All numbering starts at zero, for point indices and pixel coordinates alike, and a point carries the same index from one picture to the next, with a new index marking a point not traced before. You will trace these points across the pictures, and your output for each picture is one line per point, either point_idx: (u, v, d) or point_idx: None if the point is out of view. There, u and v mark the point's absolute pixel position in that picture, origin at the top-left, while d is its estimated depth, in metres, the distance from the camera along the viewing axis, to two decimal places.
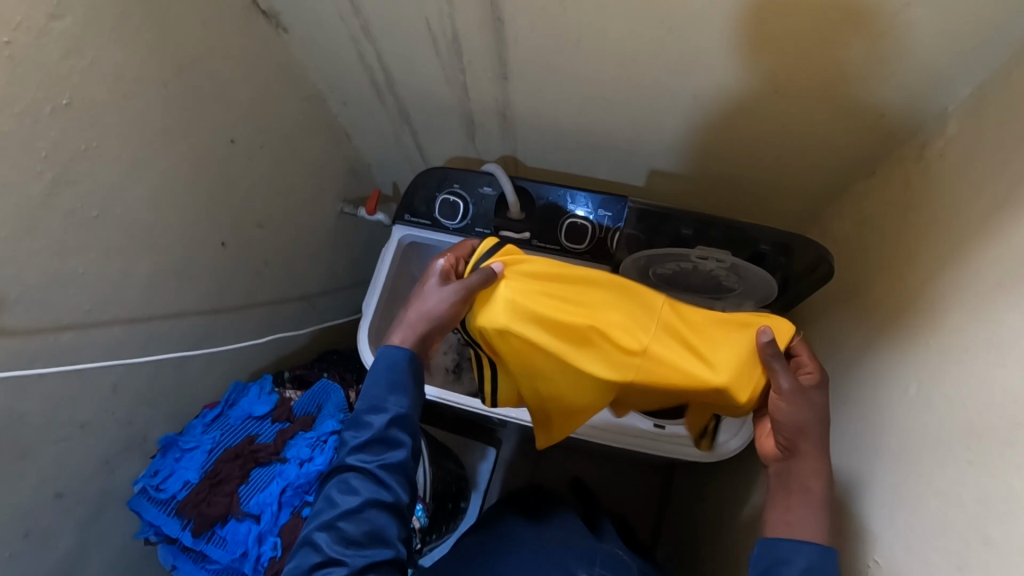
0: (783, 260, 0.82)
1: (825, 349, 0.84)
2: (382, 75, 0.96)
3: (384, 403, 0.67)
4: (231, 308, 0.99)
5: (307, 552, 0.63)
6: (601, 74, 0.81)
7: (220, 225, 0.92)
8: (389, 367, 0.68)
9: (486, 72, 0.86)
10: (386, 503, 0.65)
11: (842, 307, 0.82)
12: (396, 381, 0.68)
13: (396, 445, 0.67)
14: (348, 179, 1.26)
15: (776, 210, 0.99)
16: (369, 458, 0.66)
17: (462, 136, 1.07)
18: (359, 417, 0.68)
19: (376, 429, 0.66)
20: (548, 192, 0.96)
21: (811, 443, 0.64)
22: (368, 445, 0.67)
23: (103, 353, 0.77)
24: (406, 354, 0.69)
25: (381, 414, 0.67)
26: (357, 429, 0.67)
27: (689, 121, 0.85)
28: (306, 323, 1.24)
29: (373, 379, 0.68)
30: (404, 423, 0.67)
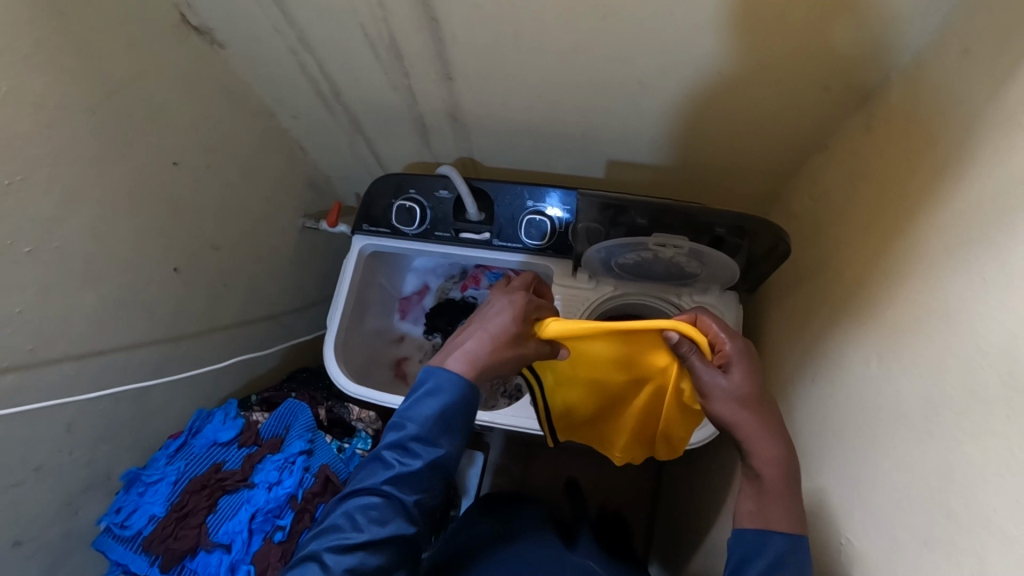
0: (744, 243, 0.80)
1: (790, 327, 0.84)
2: (327, 86, 0.94)
3: (442, 435, 0.65)
4: (192, 334, 0.97)
5: (313, 569, 0.61)
6: (546, 69, 0.80)
7: (170, 250, 0.90)
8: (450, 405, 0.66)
9: (429, 75, 0.85)
10: (405, 538, 0.64)
11: (803, 285, 0.82)
12: (451, 420, 0.66)
13: (431, 484, 0.67)
14: (307, 193, 1.23)
15: (736, 192, 0.99)
16: (406, 493, 0.65)
17: (416, 140, 1.05)
18: (406, 443, 0.66)
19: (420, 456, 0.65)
20: (505, 191, 0.96)
21: (744, 432, 0.63)
22: (407, 478, 0.65)
23: (51, 393, 0.74)
24: (469, 390, 0.66)
25: (430, 438, 0.65)
26: (396, 453, 0.65)
27: (639, 109, 0.84)
28: (275, 342, 1.21)
29: (430, 414, 0.65)
30: (445, 463, 0.66)
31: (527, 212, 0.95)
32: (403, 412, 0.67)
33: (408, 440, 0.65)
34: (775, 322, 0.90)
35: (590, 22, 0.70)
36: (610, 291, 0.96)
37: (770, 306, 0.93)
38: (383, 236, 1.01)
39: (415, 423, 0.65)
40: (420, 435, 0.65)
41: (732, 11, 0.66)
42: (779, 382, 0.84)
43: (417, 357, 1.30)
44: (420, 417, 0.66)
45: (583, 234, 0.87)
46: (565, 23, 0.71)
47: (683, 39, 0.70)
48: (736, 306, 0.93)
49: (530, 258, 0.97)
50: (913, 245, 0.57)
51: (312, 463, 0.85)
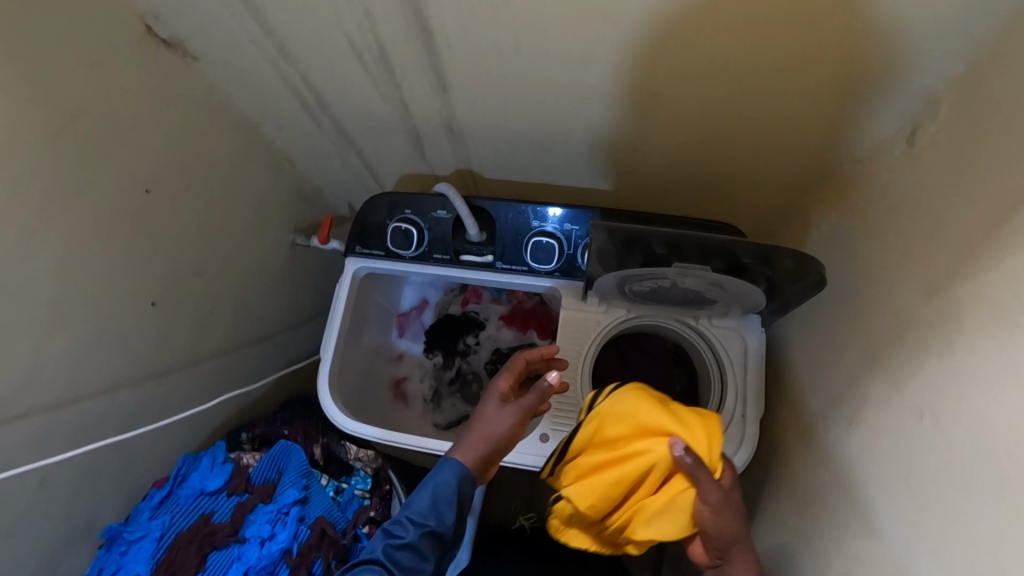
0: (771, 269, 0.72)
1: (818, 357, 0.78)
2: (311, 98, 0.86)
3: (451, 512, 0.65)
4: (176, 369, 0.90)
5: None
6: (553, 78, 0.72)
7: (148, 282, 0.83)
8: (444, 480, 0.65)
9: (424, 86, 0.77)
10: None
11: (832, 311, 0.75)
12: (447, 496, 0.65)
13: (425, 558, 0.65)
14: (297, 207, 1.16)
15: (756, 204, 0.92)
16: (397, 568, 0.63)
17: (411, 153, 0.97)
18: (401, 518, 0.66)
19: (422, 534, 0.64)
20: (508, 210, 0.89)
21: (739, 543, 0.66)
22: (399, 554, 0.64)
23: (19, 451, 0.68)
24: (464, 472, 0.66)
25: (438, 514, 0.64)
26: (397, 533, 0.65)
27: (655, 120, 0.77)
28: (269, 367, 1.15)
29: (424, 488, 0.65)
30: (437, 538, 0.65)
31: (533, 232, 0.88)
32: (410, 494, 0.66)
33: (410, 522, 0.64)
34: (799, 347, 0.84)
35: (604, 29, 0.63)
36: (623, 315, 0.90)
37: (793, 329, 0.86)
38: (379, 258, 0.94)
39: (423, 498, 0.65)
40: (429, 511, 0.64)
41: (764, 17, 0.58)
42: (806, 416, 0.78)
43: (417, 376, 1.24)
44: (418, 495, 0.65)
45: (594, 256, 0.78)
46: (576, 30, 0.63)
47: (707, 46, 0.63)
48: (758, 329, 0.87)
49: (537, 280, 0.90)
50: (972, 287, 0.51)
51: (307, 514, 0.79)
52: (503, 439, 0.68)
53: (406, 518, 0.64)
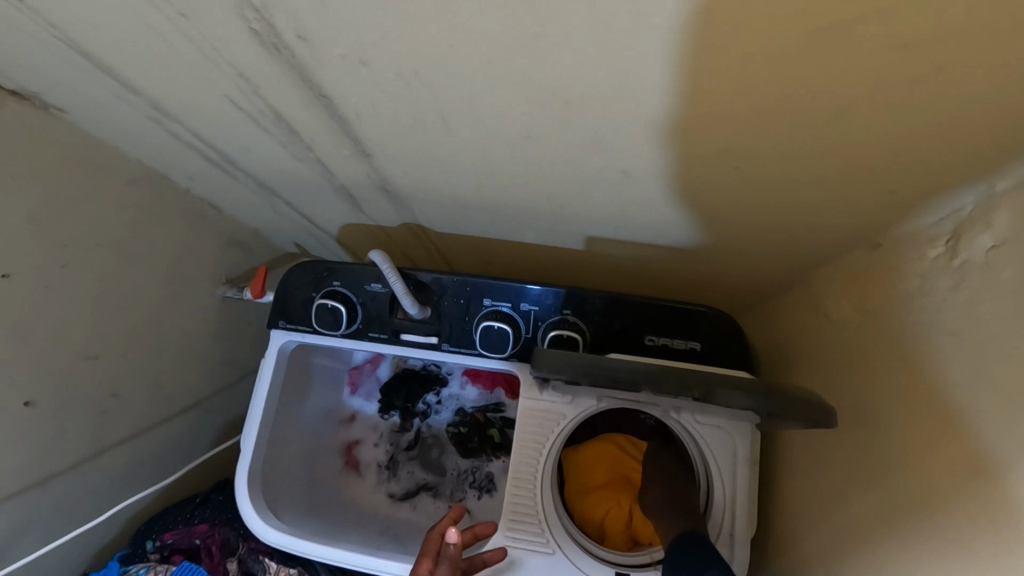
0: (767, 403, 0.53)
1: (825, 481, 0.64)
2: (215, 155, 0.71)
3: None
4: (64, 471, 0.77)
5: None
6: (494, 149, 0.57)
7: (20, 381, 0.69)
8: None
9: (340, 150, 0.62)
10: None
11: (842, 429, 0.62)
12: None
13: None
14: (228, 255, 1.01)
15: (751, 275, 0.77)
16: None
17: (345, 208, 0.82)
18: None
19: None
20: (455, 284, 0.75)
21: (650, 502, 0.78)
22: None
23: None
24: None
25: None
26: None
27: (626, 195, 0.62)
28: (199, 437, 1.02)
29: None
30: None
31: (484, 312, 0.74)
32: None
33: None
34: (799, 457, 0.70)
35: (550, 104, 0.48)
36: (591, 406, 0.77)
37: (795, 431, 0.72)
38: (307, 334, 0.80)
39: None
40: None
41: (763, 98, 0.43)
42: (807, 549, 0.65)
43: (371, 440, 1.11)
44: None
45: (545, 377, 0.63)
46: (515, 103, 0.48)
47: (685, 126, 0.48)
48: (751, 430, 0.73)
49: (490, 366, 0.76)
50: None
51: None
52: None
53: None
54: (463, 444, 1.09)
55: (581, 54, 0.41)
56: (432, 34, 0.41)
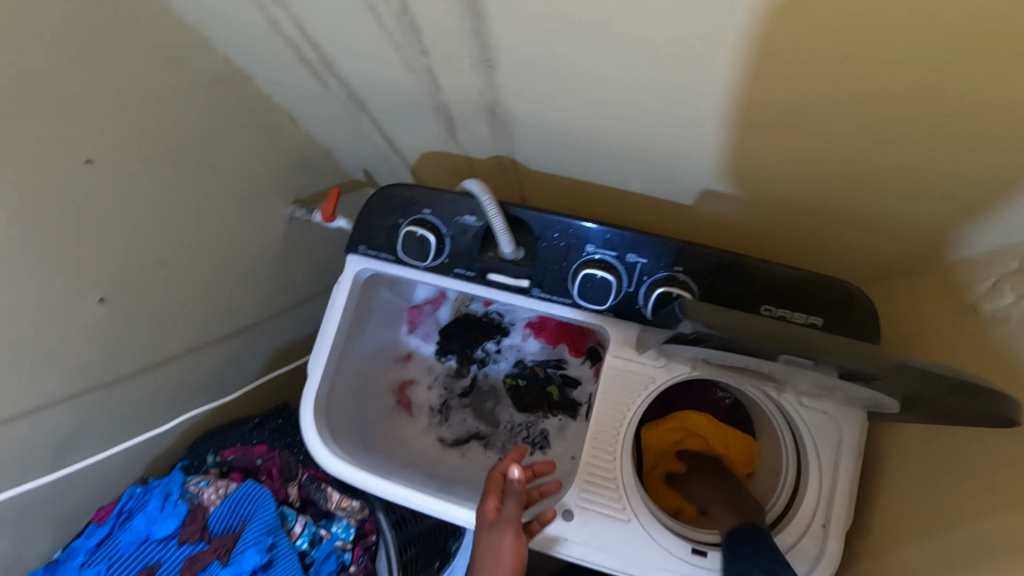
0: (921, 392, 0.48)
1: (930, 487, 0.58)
2: (313, 54, 0.65)
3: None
4: (131, 374, 0.75)
5: None
6: (642, 69, 0.50)
7: (96, 275, 0.65)
8: None
9: (459, 56, 0.56)
10: None
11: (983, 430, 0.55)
12: None
13: None
14: (298, 173, 0.96)
15: (873, 267, 0.69)
16: None
17: (439, 132, 0.76)
18: None
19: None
20: (554, 226, 0.68)
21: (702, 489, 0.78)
22: None
23: None
24: None
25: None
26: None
27: (773, 144, 0.55)
28: (254, 356, 1.00)
29: None
30: None
31: (584, 260, 0.68)
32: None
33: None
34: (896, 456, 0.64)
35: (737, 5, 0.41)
36: (684, 374, 0.71)
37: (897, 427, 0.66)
38: (387, 264, 0.75)
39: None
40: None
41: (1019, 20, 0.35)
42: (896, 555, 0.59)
43: (426, 382, 1.08)
44: None
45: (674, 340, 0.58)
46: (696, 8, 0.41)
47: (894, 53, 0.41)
48: (861, 419, 0.67)
49: (582, 317, 0.71)
50: None
51: None
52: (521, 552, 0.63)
53: None
54: (520, 398, 1.05)
55: None
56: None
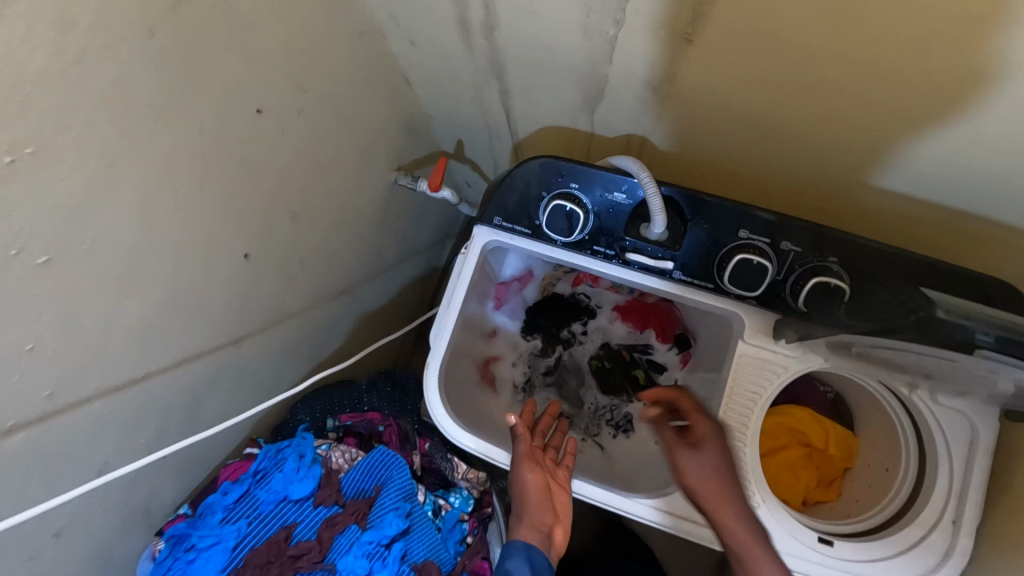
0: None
1: None
2: (480, 15, 0.64)
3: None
4: (257, 331, 0.74)
5: None
6: (860, 57, 0.49)
7: (246, 230, 0.64)
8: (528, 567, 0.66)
9: (658, 28, 0.55)
10: None
11: None
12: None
13: None
14: (404, 139, 0.94)
15: None
16: None
17: (576, 105, 0.75)
18: None
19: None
20: (708, 210, 0.66)
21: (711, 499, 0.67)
22: None
23: (70, 442, 0.52)
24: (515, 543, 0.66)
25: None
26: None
27: (961, 148, 0.54)
28: (343, 322, 0.99)
29: None
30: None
31: (736, 245, 0.66)
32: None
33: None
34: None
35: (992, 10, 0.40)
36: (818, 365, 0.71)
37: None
38: (521, 238, 0.75)
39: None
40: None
41: None
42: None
43: (511, 359, 1.07)
44: None
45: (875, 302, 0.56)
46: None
47: None
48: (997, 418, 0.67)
49: (718, 302, 0.71)
50: None
51: (408, 549, 0.65)
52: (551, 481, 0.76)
53: None
54: (606, 382, 1.05)
55: None
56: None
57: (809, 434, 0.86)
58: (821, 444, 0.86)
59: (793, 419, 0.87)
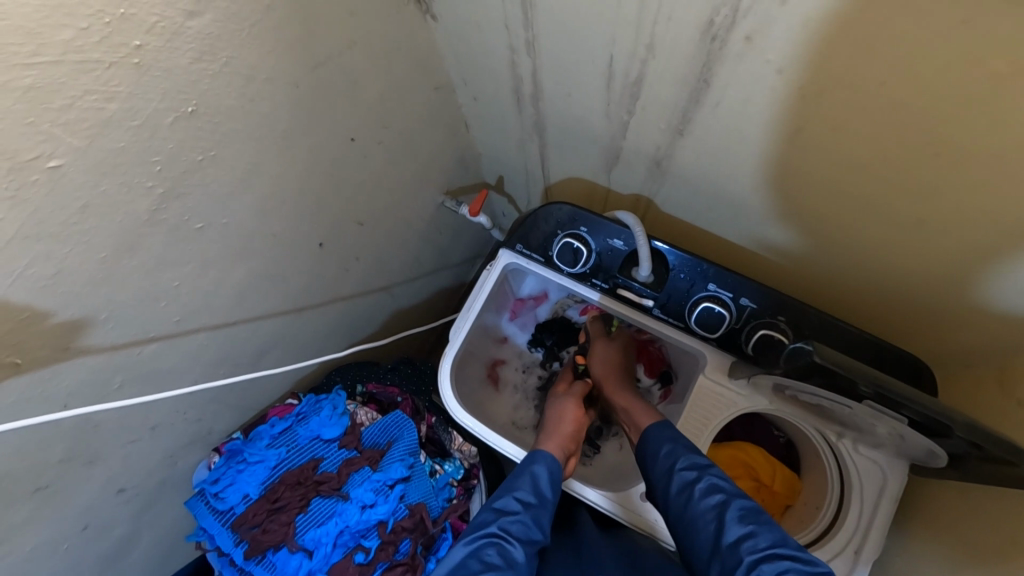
0: (972, 450, 0.64)
1: (955, 541, 0.71)
2: (529, 90, 0.83)
3: (550, 495, 0.76)
4: (316, 304, 0.93)
5: (494, 541, 0.67)
6: (845, 176, 0.65)
7: (323, 225, 0.83)
8: (548, 474, 0.77)
9: (658, 123, 0.74)
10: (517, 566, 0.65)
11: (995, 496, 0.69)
12: (547, 483, 0.77)
13: (532, 537, 0.70)
14: (455, 171, 1.14)
15: (933, 359, 0.82)
16: (515, 532, 0.69)
17: (596, 165, 0.93)
18: (507, 499, 0.73)
19: (538, 522, 0.72)
20: (688, 264, 0.83)
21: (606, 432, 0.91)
22: (516, 525, 0.70)
23: (180, 360, 0.70)
24: (547, 456, 0.79)
25: (668, 482, 0.76)
26: (507, 505, 0.72)
27: (879, 236, 0.71)
28: (379, 312, 1.17)
29: (522, 475, 0.77)
30: (552, 481, 0.77)
31: (705, 294, 0.83)
32: (497, 496, 0.75)
33: (517, 500, 0.73)
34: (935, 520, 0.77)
35: (975, 156, 0.53)
36: (763, 405, 0.84)
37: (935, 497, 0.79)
38: (534, 263, 0.92)
39: (528, 488, 0.75)
40: (532, 494, 0.74)
41: None
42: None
43: (515, 365, 1.24)
44: (527, 483, 0.76)
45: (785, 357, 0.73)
46: (931, 153, 0.56)
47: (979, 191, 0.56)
48: (905, 473, 0.81)
49: (687, 339, 0.87)
50: None
51: (408, 493, 0.80)
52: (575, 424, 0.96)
53: (515, 497, 0.73)
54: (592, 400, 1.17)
55: (987, 116, 0.48)
56: (870, 60, 0.50)
57: (756, 471, 0.99)
58: (767, 479, 0.98)
59: (744, 456, 1.00)
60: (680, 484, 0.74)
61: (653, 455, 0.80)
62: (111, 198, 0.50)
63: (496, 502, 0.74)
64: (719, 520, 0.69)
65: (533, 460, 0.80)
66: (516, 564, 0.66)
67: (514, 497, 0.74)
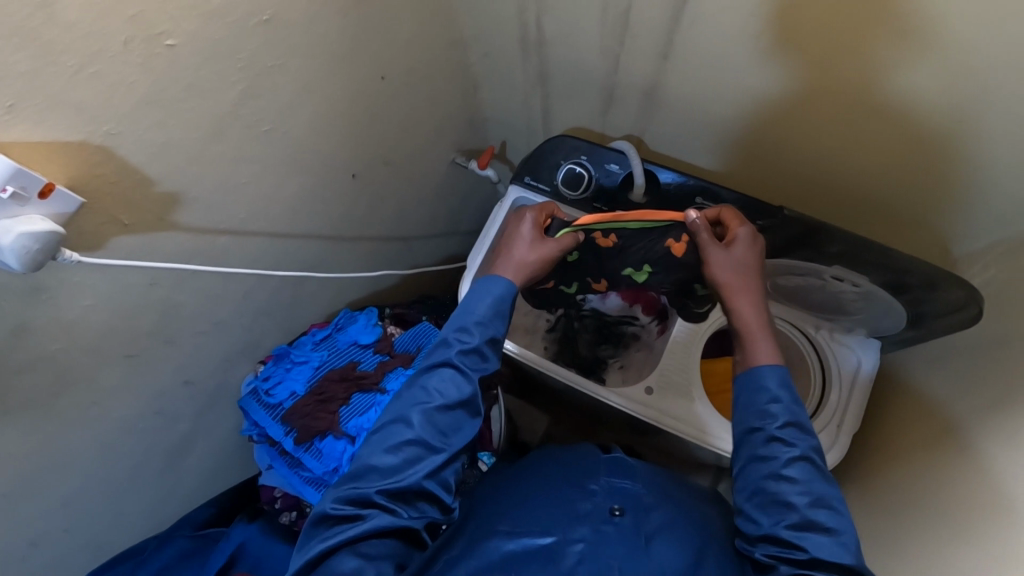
0: (927, 300, 0.78)
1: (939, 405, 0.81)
2: (534, 36, 0.95)
3: (503, 315, 0.81)
4: (349, 238, 1.03)
5: (445, 373, 0.76)
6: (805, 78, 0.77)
7: (356, 157, 0.94)
8: (498, 296, 0.81)
9: (649, 50, 0.86)
10: (464, 399, 0.75)
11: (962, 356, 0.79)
12: (502, 310, 0.81)
13: (485, 361, 0.78)
14: (466, 131, 1.26)
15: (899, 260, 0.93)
16: (468, 363, 0.77)
17: (595, 107, 1.05)
18: (465, 326, 0.79)
19: (487, 349, 0.79)
20: (677, 181, 0.94)
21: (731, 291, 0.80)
22: (469, 352, 0.77)
23: (241, 261, 0.80)
24: (508, 286, 0.82)
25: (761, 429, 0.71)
26: (464, 337, 0.78)
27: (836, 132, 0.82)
28: (399, 262, 1.27)
29: (484, 301, 0.80)
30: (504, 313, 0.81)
31: (694, 206, 0.94)
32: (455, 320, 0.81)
33: (475, 328, 0.78)
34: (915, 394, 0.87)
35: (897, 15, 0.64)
36: None
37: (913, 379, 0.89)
38: (542, 195, 1.03)
39: (481, 310, 0.80)
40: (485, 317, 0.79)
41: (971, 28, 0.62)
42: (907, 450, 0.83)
43: None
44: (479, 306, 0.80)
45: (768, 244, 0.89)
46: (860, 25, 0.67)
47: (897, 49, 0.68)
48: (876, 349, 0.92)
49: None
50: None
51: None
52: (531, 263, 0.84)
53: (471, 323, 0.79)
54: (601, 333, 1.11)
55: None
56: None
57: None
58: None
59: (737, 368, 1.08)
60: (773, 437, 0.70)
61: (761, 391, 0.73)
62: (207, 85, 0.61)
63: (457, 329, 0.79)
64: (795, 493, 0.66)
65: (489, 285, 0.82)
66: (461, 391, 0.75)
67: (468, 325, 0.79)
